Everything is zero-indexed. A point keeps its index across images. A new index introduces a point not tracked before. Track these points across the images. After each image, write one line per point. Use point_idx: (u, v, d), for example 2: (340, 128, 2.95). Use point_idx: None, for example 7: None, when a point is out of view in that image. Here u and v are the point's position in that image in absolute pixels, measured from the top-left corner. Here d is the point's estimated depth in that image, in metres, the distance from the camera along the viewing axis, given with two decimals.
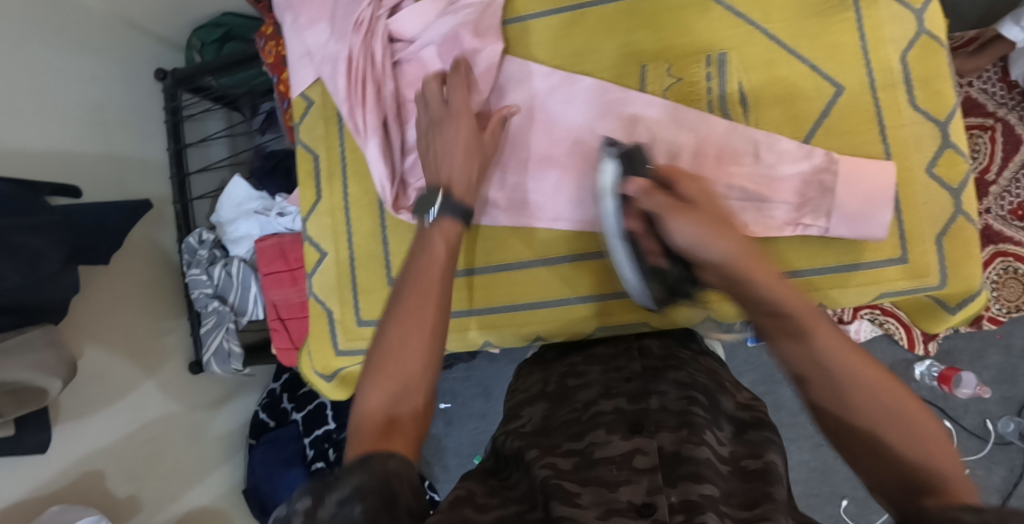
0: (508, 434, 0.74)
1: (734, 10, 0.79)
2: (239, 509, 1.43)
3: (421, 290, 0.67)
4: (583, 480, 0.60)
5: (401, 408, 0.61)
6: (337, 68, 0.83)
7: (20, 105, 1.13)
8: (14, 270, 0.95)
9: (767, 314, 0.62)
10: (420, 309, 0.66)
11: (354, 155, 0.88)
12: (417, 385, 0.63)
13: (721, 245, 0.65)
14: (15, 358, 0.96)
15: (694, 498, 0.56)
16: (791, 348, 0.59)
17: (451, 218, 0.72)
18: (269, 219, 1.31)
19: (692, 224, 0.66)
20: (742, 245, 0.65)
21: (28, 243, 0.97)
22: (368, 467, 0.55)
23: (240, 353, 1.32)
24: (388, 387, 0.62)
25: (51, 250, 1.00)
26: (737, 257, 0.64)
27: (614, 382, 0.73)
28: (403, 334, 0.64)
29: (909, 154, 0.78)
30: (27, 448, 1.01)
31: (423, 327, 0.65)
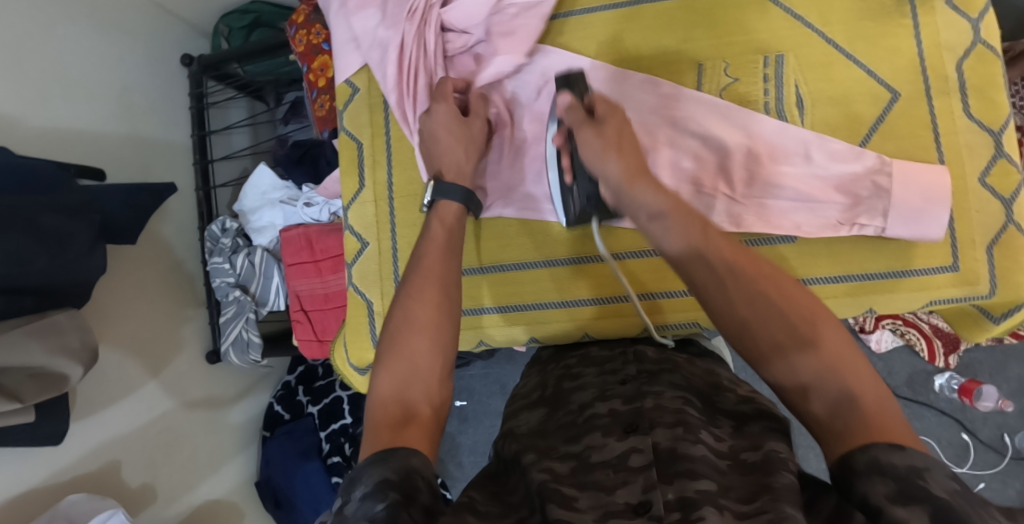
0: (504, 437, 0.72)
1: (792, 12, 0.79)
2: (251, 502, 1.41)
3: (428, 274, 0.68)
4: (581, 483, 0.59)
5: (413, 392, 0.62)
6: (387, 55, 0.83)
7: (48, 84, 1.10)
8: (42, 252, 0.92)
9: (647, 219, 0.68)
10: (429, 294, 0.66)
11: (399, 144, 0.87)
12: (427, 369, 0.63)
13: (608, 163, 0.69)
14: (38, 340, 0.92)
15: (689, 494, 0.54)
16: (706, 267, 0.63)
17: (450, 202, 0.74)
18: (294, 209, 1.31)
19: (596, 140, 0.69)
20: (629, 163, 0.69)
21: (56, 225, 0.94)
22: (387, 460, 0.54)
23: (259, 343, 1.31)
24: (400, 373, 0.62)
25: (81, 232, 0.98)
26: (619, 174, 0.69)
27: (609, 385, 0.73)
28: (412, 319, 0.65)
29: (962, 162, 0.77)
30: (42, 436, 0.95)
31: (432, 312, 0.65)
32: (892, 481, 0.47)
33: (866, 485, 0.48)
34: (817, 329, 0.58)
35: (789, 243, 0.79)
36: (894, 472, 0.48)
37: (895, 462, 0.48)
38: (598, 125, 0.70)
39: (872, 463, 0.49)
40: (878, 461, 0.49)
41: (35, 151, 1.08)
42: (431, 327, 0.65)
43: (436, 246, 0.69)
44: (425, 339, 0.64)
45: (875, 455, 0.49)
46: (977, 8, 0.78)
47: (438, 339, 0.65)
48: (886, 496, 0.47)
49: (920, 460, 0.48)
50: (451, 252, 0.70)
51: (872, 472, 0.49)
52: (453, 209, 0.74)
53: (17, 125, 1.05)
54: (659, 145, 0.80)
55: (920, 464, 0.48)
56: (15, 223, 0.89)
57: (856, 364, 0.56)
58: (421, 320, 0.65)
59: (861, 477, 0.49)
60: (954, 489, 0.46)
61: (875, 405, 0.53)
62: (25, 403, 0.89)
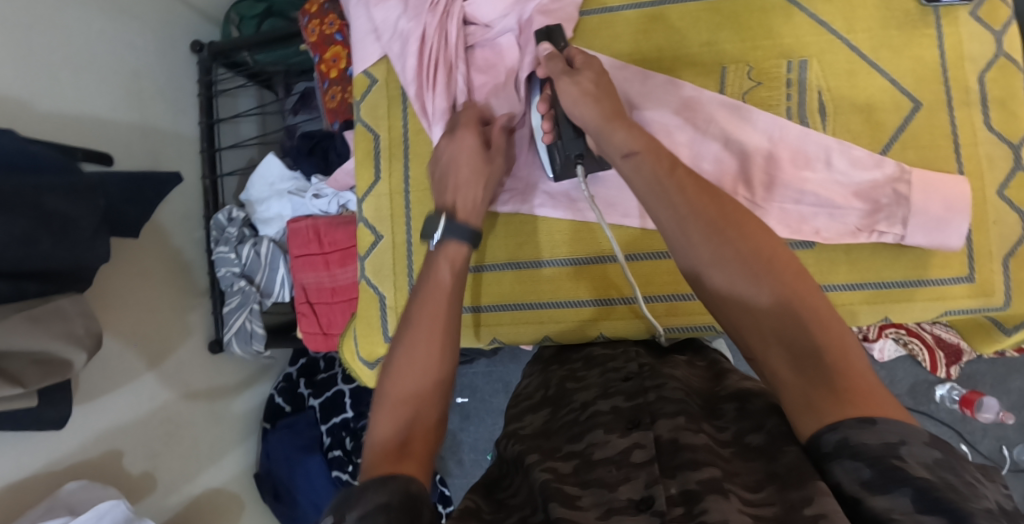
0: (507, 437, 0.72)
1: (817, 17, 0.79)
2: (251, 493, 1.40)
3: (430, 315, 0.66)
4: (583, 482, 0.59)
5: (415, 436, 0.58)
6: (408, 47, 0.82)
7: (57, 66, 1.09)
8: (43, 234, 0.90)
9: (620, 158, 0.68)
10: (430, 339, 0.64)
11: (417, 137, 0.87)
12: (430, 412, 0.60)
13: (585, 109, 0.70)
14: (42, 326, 0.90)
15: (692, 486, 0.53)
16: (702, 226, 0.63)
17: (456, 241, 0.71)
18: (302, 200, 1.29)
19: (574, 89, 0.70)
20: (605, 107, 0.69)
21: (60, 209, 0.92)
22: (384, 484, 0.52)
23: (262, 334, 1.30)
24: (403, 416, 0.59)
25: (85, 217, 0.95)
26: (596, 117, 0.69)
27: (613, 382, 0.73)
28: (415, 364, 0.62)
29: (982, 173, 0.78)
30: (45, 421, 0.94)
31: (434, 357, 0.63)
32: (869, 464, 0.48)
33: (840, 471, 0.50)
34: (811, 322, 0.56)
35: (808, 250, 0.79)
36: (868, 452, 0.49)
37: (867, 441, 0.49)
38: (574, 76, 0.72)
39: (842, 443, 0.50)
40: (851, 441, 0.50)
41: (44, 135, 1.07)
42: (434, 373, 0.62)
43: (443, 288, 0.68)
44: (427, 386, 0.62)
45: (846, 433, 0.50)
46: (1001, 20, 0.78)
47: (441, 387, 0.62)
48: (865, 483, 0.48)
49: (893, 434, 0.49)
50: (455, 296, 0.68)
51: (845, 456, 0.50)
52: (462, 250, 0.71)
53: (25, 107, 1.04)
54: (680, 145, 0.79)
55: (893, 439, 0.48)
56: (21, 207, 0.87)
57: (848, 363, 0.54)
58: (423, 362, 0.63)
59: (836, 461, 0.50)
60: (931, 460, 0.47)
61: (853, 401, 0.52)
62: (27, 389, 0.87)
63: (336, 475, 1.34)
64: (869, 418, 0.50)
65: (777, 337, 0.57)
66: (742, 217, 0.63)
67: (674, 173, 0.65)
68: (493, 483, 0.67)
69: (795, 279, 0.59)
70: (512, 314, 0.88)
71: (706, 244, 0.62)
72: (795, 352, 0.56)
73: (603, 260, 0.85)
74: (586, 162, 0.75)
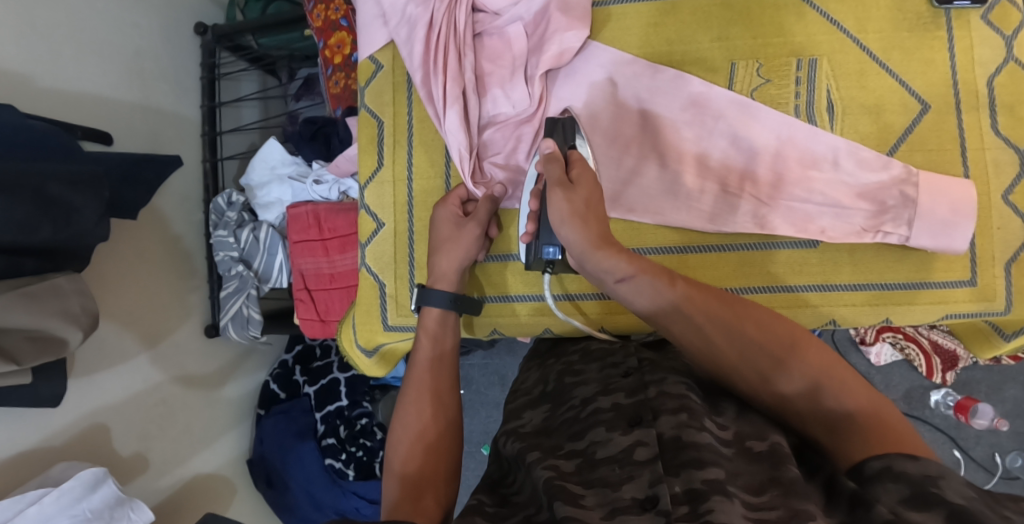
0: (508, 434, 0.72)
1: (829, 16, 0.79)
2: (242, 479, 1.38)
3: (418, 385, 0.72)
4: (586, 481, 0.59)
5: (426, 492, 0.63)
6: (415, 32, 0.81)
7: (59, 43, 1.08)
8: (47, 224, 0.89)
9: (615, 282, 0.70)
10: (419, 407, 0.70)
11: (422, 124, 0.86)
12: (439, 473, 0.65)
13: (571, 227, 0.69)
14: (40, 303, 0.89)
15: (697, 485, 0.53)
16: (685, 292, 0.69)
17: (437, 305, 0.77)
18: (303, 186, 1.28)
19: (564, 205, 0.69)
20: (591, 227, 0.69)
21: (64, 196, 0.91)
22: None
23: (259, 319, 1.29)
24: (411, 480, 0.64)
25: (88, 207, 0.94)
26: (582, 240, 0.69)
27: (612, 378, 0.72)
28: (411, 430, 0.68)
29: (988, 178, 0.77)
30: (38, 398, 0.93)
31: (427, 421, 0.69)
32: (903, 486, 0.50)
33: (879, 490, 0.51)
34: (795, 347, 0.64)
35: (811, 249, 0.79)
36: (908, 478, 0.50)
37: (909, 470, 0.51)
38: (569, 188, 0.71)
39: (885, 470, 0.52)
40: (893, 468, 0.52)
41: (43, 112, 1.06)
42: (430, 437, 0.68)
43: (427, 359, 0.74)
44: (428, 449, 0.67)
45: (890, 462, 0.52)
46: (1012, 25, 0.77)
47: (442, 448, 0.68)
48: (900, 500, 0.49)
49: (934, 469, 0.50)
50: (440, 363, 0.74)
51: (886, 479, 0.51)
52: (435, 314, 0.77)
53: (25, 84, 1.02)
54: (687, 141, 0.80)
55: (934, 472, 0.50)
56: (23, 195, 0.86)
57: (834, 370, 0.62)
58: (422, 431, 0.68)
59: (875, 484, 0.52)
60: (971, 495, 0.48)
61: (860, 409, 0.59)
62: (21, 366, 0.86)
63: (329, 463, 1.35)
64: (912, 455, 0.52)
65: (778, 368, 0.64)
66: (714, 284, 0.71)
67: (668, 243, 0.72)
68: (495, 481, 0.68)
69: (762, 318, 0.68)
70: (513, 305, 0.87)
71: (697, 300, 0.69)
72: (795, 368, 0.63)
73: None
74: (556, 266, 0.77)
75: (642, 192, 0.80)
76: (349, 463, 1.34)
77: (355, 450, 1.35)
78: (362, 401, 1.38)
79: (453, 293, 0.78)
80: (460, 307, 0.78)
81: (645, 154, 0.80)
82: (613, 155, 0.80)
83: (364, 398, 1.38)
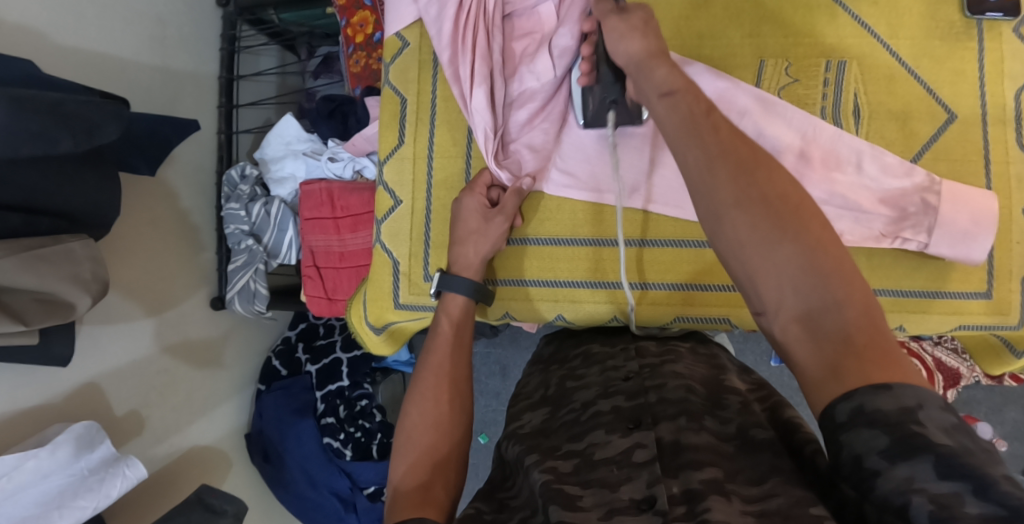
0: (507, 437, 0.72)
1: (861, 19, 0.79)
2: (239, 453, 1.37)
3: (437, 371, 0.72)
4: (584, 482, 0.59)
5: (434, 482, 0.63)
6: (445, 10, 0.81)
7: (82, 4, 1.07)
8: (66, 134, 0.86)
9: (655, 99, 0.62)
10: (432, 400, 0.69)
11: (445, 104, 0.86)
12: (441, 459, 0.65)
13: (630, 44, 0.64)
14: (51, 266, 0.88)
15: (694, 486, 0.54)
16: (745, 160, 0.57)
17: (456, 292, 0.78)
18: (317, 163, 1.27)
19: (620, 25, 0.65)
20: (652, 43, 0.64)
21: (83, 112, 0.88)
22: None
23: (266, 295, 1.29)
24: (422, 469, 0.64)
25: (107, 124, 0.91)
26: (640, 52, 0.64)
27: (613, 381, 0.72)
28: (424, 418, 0.68)
29: (1010, 192, 0.77)
30: (43, 360, 0.92)
31: (443, 410, 0.69)
32: (885, 431, 0.45)
33: (855, 437, 0.46)
34: (834, 273, 0.52)
35: None
36: (885, 420, 0.45)
37: (883, 408, 0.46)
38: (625, 14, 0.67)
39: (857, 412, 0.46)
40: (865, 408, 0.46)
41: (61, 70, 1.05)
42: (441, 422, 0.68)
43: (442, 342, 0.75)
44: (438, 436, 0.67)
45: (860, 401, 0.47)
46: None
47: (451, 436, 0.68)
48: (882, 453, 0.45)
49: (911, 398, 0.46)
50: (449, 347, 0.74)
51: (861, 424, 0.46)
52: (459, 301, 0.78)
53: (45, 42, 1.02)
54: None
55: (912, 403, 0.45)
56: (38, 107, 0.82)
57: (873, 323, 0.50)
58: (434, 418, 0.68)
59: (849, 429, 0.47)
60: (950, 425, 0.45)
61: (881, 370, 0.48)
62: (30, 327, 0.85)
63: (328, 442, 1.35)
64: (885, 382, 0.47)
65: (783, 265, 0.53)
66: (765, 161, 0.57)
67: (711, 115, 0.59)
68: (496, 485, 0.68)
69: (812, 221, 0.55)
70: (528, 290, 0.86)
71: (730, 184, 0.56)
72: (809, 304, 0.52)
73: (640, 244, 0.84)
74: (619, 108, 0.75)
75: (665, 184, 0.81)
76: (348, 443, 1.35)
77: (354, 430, 1.35)
78: (363, 382, 1.38)
79: (476, 281, 0.78)
80: (480, 295, 0.79)
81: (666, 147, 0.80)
82: (635, 145, 0.81)
83: (365, 380, 1.38)
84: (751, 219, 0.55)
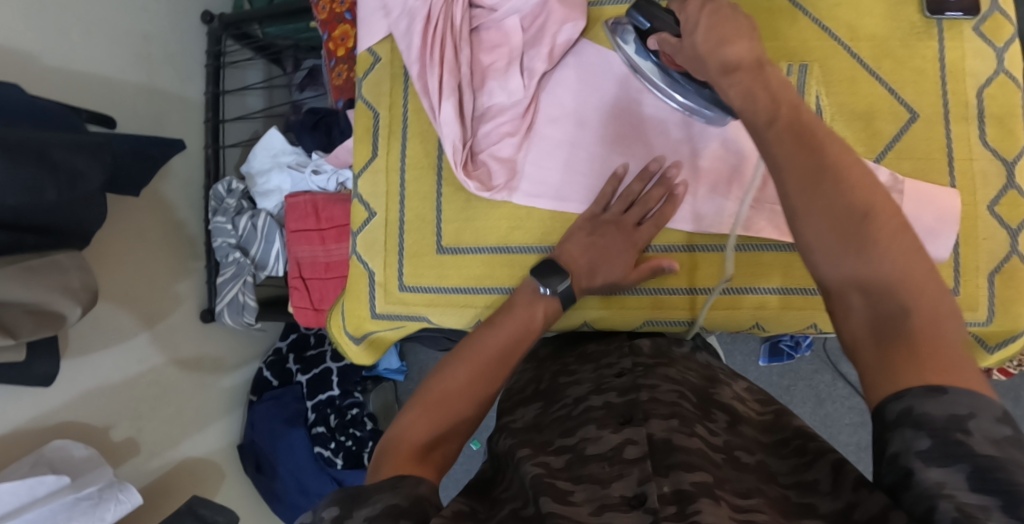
0: (500, 430, 0.73)
1: (821, 23, 0.80)
2: (231, 464, 1.38)
3: (485, 346, 0.70)
4: (576, 477, 0.58)
5: (453, 423, 0.63)
6: (413, 25, 0.82)
7: (67, 25, 1.09)
8: (51, 186, 0.88)
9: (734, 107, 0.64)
10: (476, 358, 0.68)
11: (416, 116, 0.88)
12: (461, 423, 0.63)
13: (738, 47, 0.63)
14: (38, 277, 0.90)
15: (685, 486, 0.52)
16: (819, 172, 0.57)
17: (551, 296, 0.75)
18: (302, 176, 1.29)
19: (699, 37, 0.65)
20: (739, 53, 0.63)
21: (69, 160, 0.90)
22: (394, 486, 0.52)
23: (255, 307, 1.30)
24: (432, 423, 0.62)
25: (93, 172, 0.94)
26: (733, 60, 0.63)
27: (606, 378, 0.74)
28: (457, 380, 0.66)
29: (975, 188, 0.78)
30: (32, 376, 0.94)
31: (474, 381, 0.66)
32: (930, 434, 0.45)
33: (899, 440, 0.47)
34: (903, 278, 0.53)
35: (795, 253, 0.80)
36: (932, 425, 0.45)
37: (932, 412, 0.45)
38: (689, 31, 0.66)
39: (906, 414, 0.47)
40: (914, 411, 0.46)
41: (47, 91, 1.07)
42: (477, 366, 0.67)
43: (506, 326, 0.72)
44: (465, 405, 0.65)
45: (910, 403, 0.47)
46: (1003, 38, 0.78)
47: (472, 406, 0.65)
48: (920, 453, 0.45)
49: (963, 406, 0.45)
50: (512, 333, 0.71)
51: (907, 426, 0.46)
52: (538, 302, 0.75)
53: (31, 64, 1.04)
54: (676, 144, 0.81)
55: (963, 411, 0.45)
56: (26, 155, 0.85)
57: (940, 327, 0.50)
58: (462, 384, 0.66)
59: (897, 431, 0.47)
60: (1002, 436, 0.44)
61: (929, 332, 0.50)
62: (19, 340, 0.86)
63: (318, 451, 1.36)
64: (940, 387, 0.46)
65: (856, 287, 0.54)
66: (817, 122, 0.60)
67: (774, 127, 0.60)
68: (488, 481, 0.67)
69: (853, 169, 0.57)
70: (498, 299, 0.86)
71: (804, 194, 0.57)
72: (879, 315, 0.53)
73: None
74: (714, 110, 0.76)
75: None
76: (338, 452, 1.35)
77: (344, 439, 1.35)
78: (354, 390, 1.39)
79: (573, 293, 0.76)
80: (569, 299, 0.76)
81: (632, 152, 0.82)
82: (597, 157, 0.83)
83: (355, 388, 1.40)
84: (796, 172, 0.57)
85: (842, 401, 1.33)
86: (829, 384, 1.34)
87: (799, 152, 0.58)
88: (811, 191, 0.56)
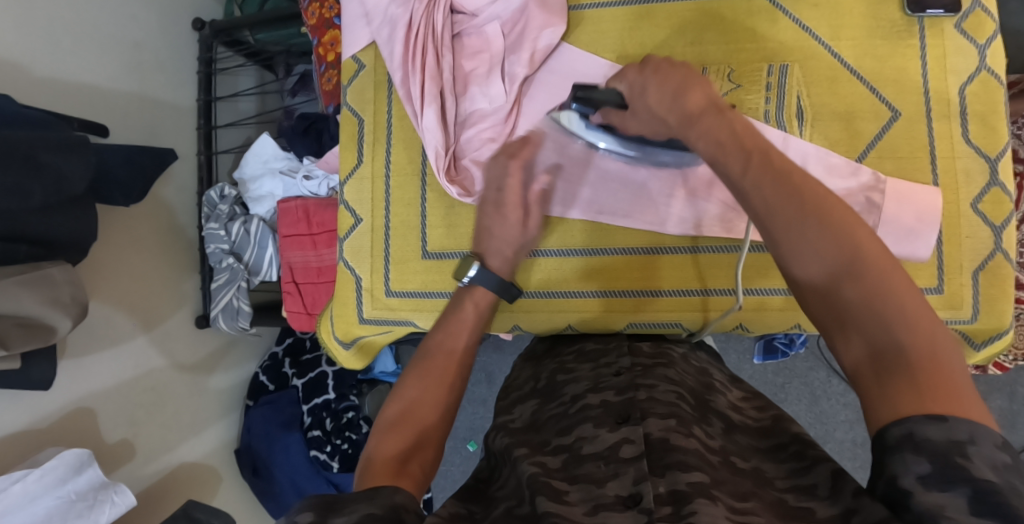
0: (496, 429, 0.72)
1: (801, 22, 0.80)
2: (229, 468, 1.40)
3: (448, 352, 0.68)
4: (572, 477, 0.58)
5: (426, 436, 0.62)
6: (395, 32, 0.82)
7: (57, 34, 1.10)
8: (37, 186, 0.89)
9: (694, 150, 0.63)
10: (442, 366, 0.67)
11: (401, 122, 0.88)
12: (432, 436, 0.62)
13: (693, 96, 0.63)
14: (29, 289, 0.90)
15: (681, 487, 0.52)
16: (806, 205, 0.56)
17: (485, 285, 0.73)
18: (293, 181, 1.30)
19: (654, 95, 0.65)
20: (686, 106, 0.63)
21: (54, 162, 0.91)
22: (372, 498, 0.52)
23: (249, 311, 1.30)
24: (404, 438, 0.61)
25: (79, 175, 0.94)
26: (696, 106, 0.63)
27: (603, 377, 0.73)
28: (424, 392, 0.65)
29: (957, 187, 0.78)
30: (30, 382, 0.95)
31: (442, 390, 0.65)
32: (929, 458, 0.45)
33: (898, 462, 0.46)
34: (898, 312, 0.51)
35: None
36: (931, 449, 0.45)
37: (933, 437, 0.45)
38: (656, 75, 0.66)
39: (907, 438, 0.46)
40: (915, 434, 0.46)
41: (39, 101, 1.08)
42: (440, 373, 0.66)
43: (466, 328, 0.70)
44: (435, 416, 0.64)
45: (912, 428, 0.46)
46: (985, 35, 0.78)
47: (441, 418, 0.64)
48: (921, 478, 0.45)
49: (963, 431, 0.45)
50: (473, 335, 0.70)
51: (908, 448, 0.46)
52: (488, 294, 0.73)
53: (22, 74, 1.05)
54: None
55: (963, 437, 0.45)
56: (13, 159, 0.86)
57: (938, 360, 0.49)
58: (429, 395, 0.64)
59: (895, 454, 0.47)
60: (999, 463, 0.44)
61: (927, 361, 0.49)
62: (10, 352, 0.87)
63: (314, 455, 1.36)
64: (941, 415, 0.46)
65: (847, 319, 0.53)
66: (783, 159, 0.59)
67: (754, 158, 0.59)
68: (484, 480, 0.66)
69: (836, 205, 0.56)
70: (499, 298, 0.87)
71: (792, 227, 0.55)
72: (874, 347, 0.51)
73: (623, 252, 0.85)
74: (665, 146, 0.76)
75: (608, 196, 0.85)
76: (335, 455, 1.35)
77: (340, 443, 1.35)
78: (349, 394, 1.38)
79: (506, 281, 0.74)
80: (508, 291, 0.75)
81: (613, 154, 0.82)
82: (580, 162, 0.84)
83: (350, 391, 1.39)
84: (786, 207, 0.56)
85: (837, 398, 1.33)
86: (824, 381, 1.34)
87: (784, 184, 0.57)
88: (797, 223, 0.55)
